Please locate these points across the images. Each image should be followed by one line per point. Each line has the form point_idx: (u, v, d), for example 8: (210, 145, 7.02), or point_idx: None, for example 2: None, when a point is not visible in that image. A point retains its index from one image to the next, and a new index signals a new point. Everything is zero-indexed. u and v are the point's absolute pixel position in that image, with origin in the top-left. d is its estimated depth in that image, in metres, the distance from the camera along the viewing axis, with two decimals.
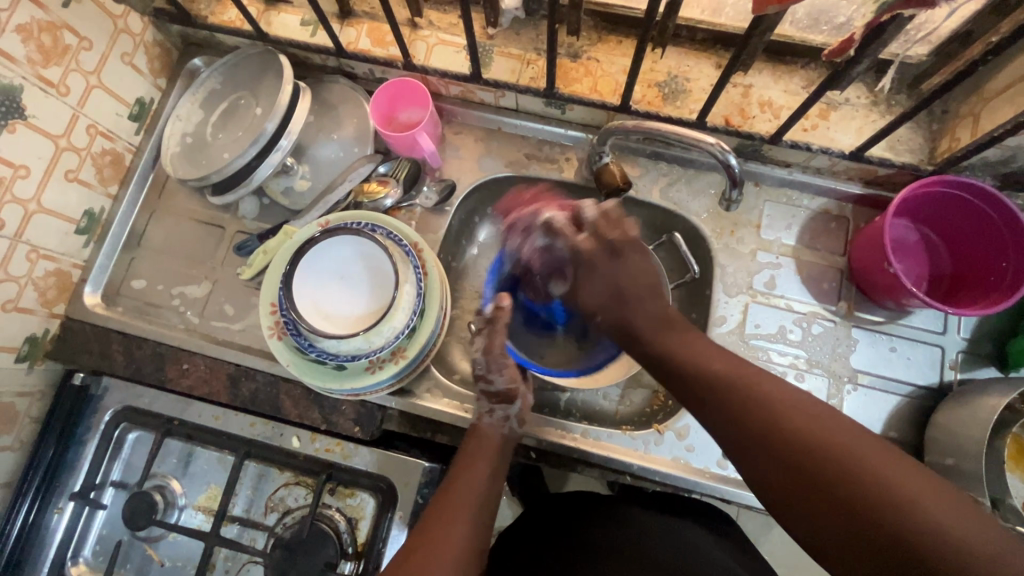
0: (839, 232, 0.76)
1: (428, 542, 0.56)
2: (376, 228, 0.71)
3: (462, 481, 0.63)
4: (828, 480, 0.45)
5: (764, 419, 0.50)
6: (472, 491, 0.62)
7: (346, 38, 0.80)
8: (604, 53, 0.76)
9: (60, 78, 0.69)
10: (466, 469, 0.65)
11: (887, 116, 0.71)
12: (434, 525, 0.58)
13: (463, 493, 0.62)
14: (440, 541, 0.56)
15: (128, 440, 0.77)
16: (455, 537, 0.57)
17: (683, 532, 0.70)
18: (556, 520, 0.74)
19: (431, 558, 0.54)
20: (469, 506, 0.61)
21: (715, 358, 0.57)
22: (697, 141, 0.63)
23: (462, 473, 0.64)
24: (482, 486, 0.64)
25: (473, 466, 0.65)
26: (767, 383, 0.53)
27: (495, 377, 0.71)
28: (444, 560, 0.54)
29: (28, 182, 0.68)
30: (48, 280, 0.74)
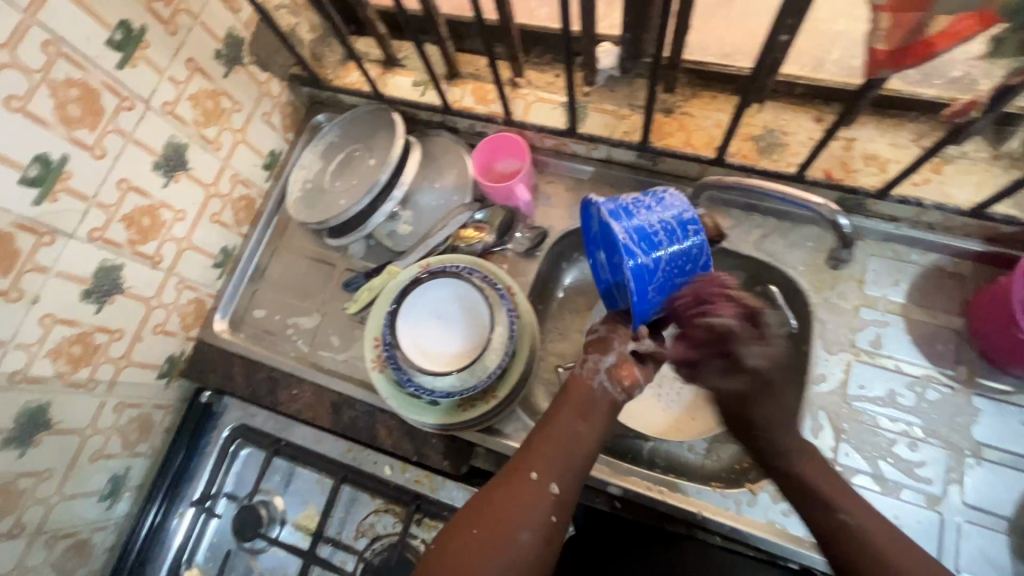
0: (954, 290, 0.72)
1: (509, 496, 0.59)
2: (474, 271, 0.76)
3: (558, 429, 0.63)
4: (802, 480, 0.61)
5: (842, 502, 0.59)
6: (563, 446, 0.62)
7: (452, 96, 0.88)
8: (698, 107, 0.78)
9: (215, 136, 0.80)
10: (559, 417, 0.64)
11: (1010, 172, 0.67)
12: (513, 475, 0.61)
13: (550, 447, 0.62)
14: (518, 494, 0.58)
15: (241, 455, 0.85)
16: (536, 492, 0.59)
17: None
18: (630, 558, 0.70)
19: (510, 508, 0.57)
20: (555, 461, 0.61)
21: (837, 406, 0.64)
22: (806, 200, 0.64)
23: (562, 413, 0.64)
24: (569, 437, 0.63)
25: (559, 424, 0.63)
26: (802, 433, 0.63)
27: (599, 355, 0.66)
28: (522, 512, 0.57)
29: (183, 223, 0.79)
30: (189, 307, 0.84)
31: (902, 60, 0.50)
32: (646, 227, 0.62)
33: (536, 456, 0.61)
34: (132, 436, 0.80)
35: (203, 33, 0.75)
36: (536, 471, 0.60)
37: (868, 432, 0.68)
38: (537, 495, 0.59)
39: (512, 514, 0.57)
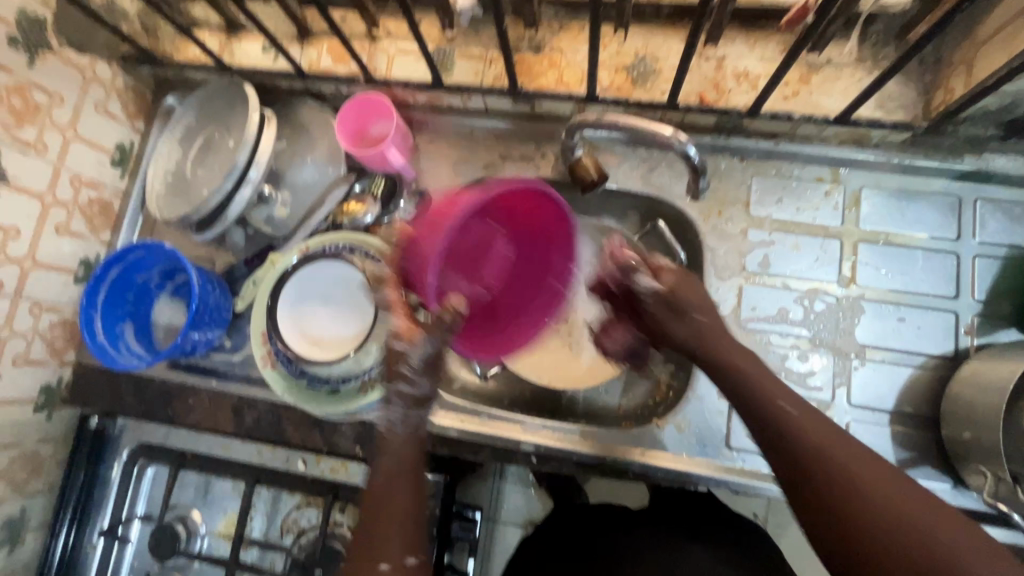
0: (834, 201, 0.72)
1: None
2: (355, 248, 0.71)
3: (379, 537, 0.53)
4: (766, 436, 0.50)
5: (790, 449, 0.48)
6: (383, 515, 0.54)
7: (308, 59, 0.80)
8: (567, 41, 0.73)
9: (36, 137, 0.71)
10: None
11: (874, 72, 0.66)
12: None
13: None
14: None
15: (148, 475, 0.80)
16: None
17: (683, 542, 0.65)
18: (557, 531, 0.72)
19: None
20: (392, 534, 0.53)
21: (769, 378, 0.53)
22: (656, 135, 0.63)
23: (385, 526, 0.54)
24: (404, 506, 0.55)
25: (394, 475, 0.56)
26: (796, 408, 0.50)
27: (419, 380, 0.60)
28: None
29: (20, 241, 0.71)
30: (55, 330, 0.77)
31: None
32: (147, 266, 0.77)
33: (386, 542, 0.53)
34: (20, 476, 0.74)
35: None
36: (385, 558, 0.52)
37: (764, 350, 0.70)
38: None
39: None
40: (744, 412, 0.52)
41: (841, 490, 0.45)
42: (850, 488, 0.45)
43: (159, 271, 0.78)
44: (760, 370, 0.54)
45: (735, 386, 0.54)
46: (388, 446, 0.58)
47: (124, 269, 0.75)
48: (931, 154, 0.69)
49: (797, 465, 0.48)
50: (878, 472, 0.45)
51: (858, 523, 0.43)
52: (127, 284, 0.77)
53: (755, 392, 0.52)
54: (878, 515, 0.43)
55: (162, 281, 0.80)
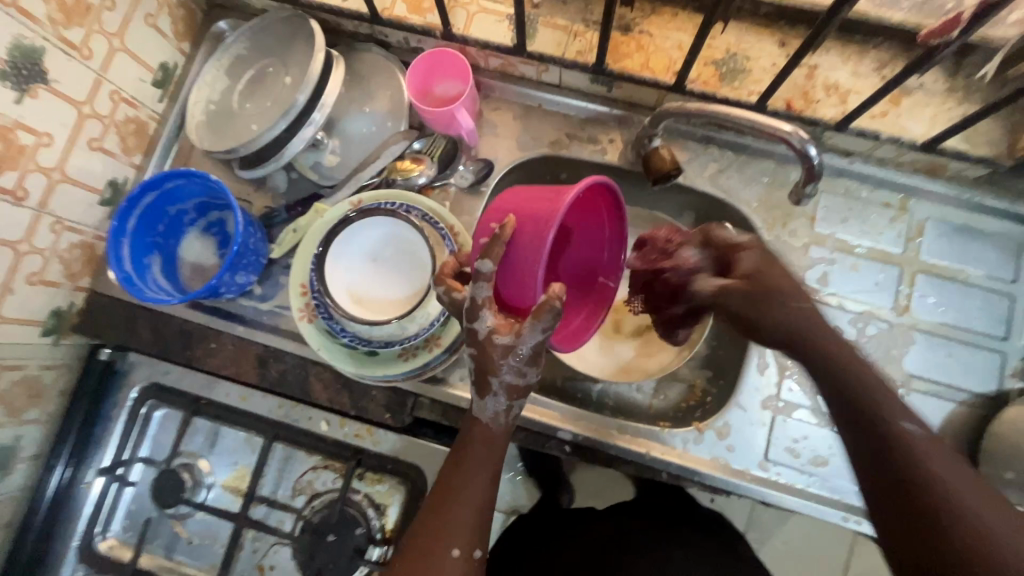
0: (900, 228, 0.71)
1: None
2: (412, 209, 0.68)
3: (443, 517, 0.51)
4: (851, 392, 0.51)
5: (867, 409, 0.50)
6: (471, 501, 0.52)
7: (380, 3, 0.75)
8: (658, 26, 0.71)
9: (82, 40, 0.65)
10: None
11: (965, 104, 0.65)
12: None
13: None
14: (426, 570, 0.49)
15: (155, 417, 0.76)
16: None
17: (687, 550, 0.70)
18: (563, 526, 0.77)
19: None
20: (470, 525, 0.51)
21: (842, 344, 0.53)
22: (771, 129, 0.59)
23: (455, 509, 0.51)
24: (487, 495, 0.53)
25: (480, 462, 0.54)
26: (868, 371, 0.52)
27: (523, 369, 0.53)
28: None
29: (51, 150, 0.65)
30: (74, 252, 0.72)
31: None
32: (184, 197, 0.73)
33: (461, 528, 0.51)
34: (19, 403, 0.69)
35: None
36: (457, 545, 0.51)
37: (811, 366, 0.70)
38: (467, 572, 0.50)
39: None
40: (823, 386, 0.53)
41: (891, 470, 0.47)
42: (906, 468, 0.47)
43: (195, 204, 0.74)
44: (836, 343, 0.53)
45: (792, 343, 0.55)
46: (490, 434, 0.54)
47: (161, 196, 0.70)
48: (1001, 194, 0.69)
49: (867, 442, 0.49)
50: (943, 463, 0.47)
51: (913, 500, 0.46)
52: (159, 212, 0.72)
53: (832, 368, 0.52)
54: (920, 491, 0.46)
55: (195, 215, 0.75)
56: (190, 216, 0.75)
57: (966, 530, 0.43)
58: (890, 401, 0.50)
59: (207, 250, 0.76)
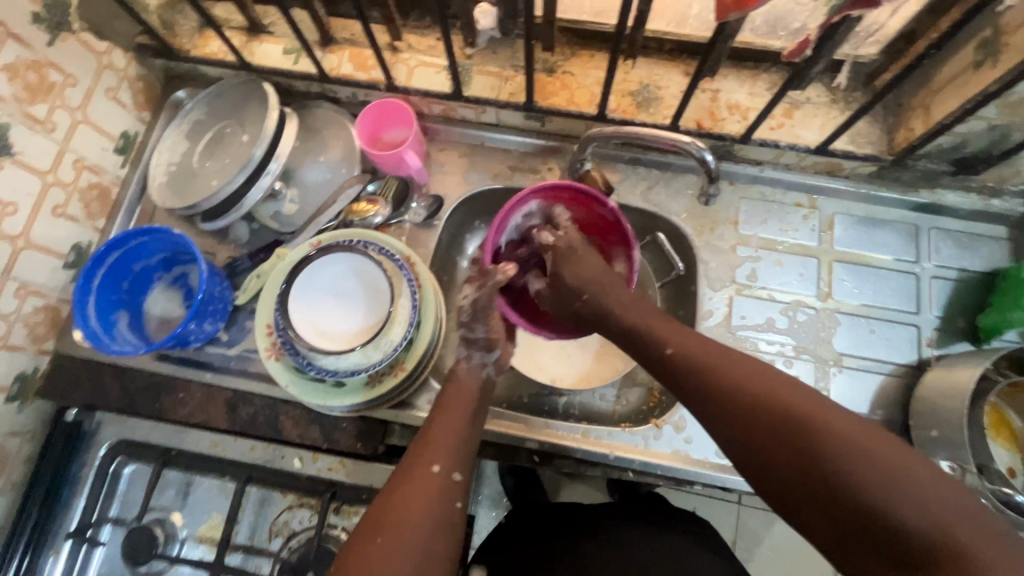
0: (812, 223, 0.80)
1: None
2: (369, 244, 0.72)
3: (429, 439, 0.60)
4: (736, 406, 0.50)
5: (755, 413, 0.49)
6: (450, 435, 0.61)
7: (328, 64, 0.82)
8: (579, 65, 0.80)
9: (46, 115, 0.69)
10: None
11: (847, 112, 0.75)
12: None
13: None
14: (413, 484, 0.55)
15: (125, 473, 0.77)
16: None
17: (663, 541, 0.73)
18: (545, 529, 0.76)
19: None
20: (450, 451, 0.59)
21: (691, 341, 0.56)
22: (675, 142, 0.66)
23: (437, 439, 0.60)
24: (463, 432, 0.62)
25: (460, 407, 0.64)
26: (732, 369, 0.52)
27: (477, 326, 0.67)
28: None
29: (16, 218, 0.68)
30: (38, 316, 0.73)
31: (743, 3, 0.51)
32: (148, 252, 0.76)
33: (446, 453, 0.59)
34: None
35: None
36: (438, 463, 0.58)
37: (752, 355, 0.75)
38: (445, 488, 0.56)
39: (419, 512, 0.53)
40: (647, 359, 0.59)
41: (738, 414, 0.50)
42: (769, 405, 0.48)
43: (160, 258, 0.77)
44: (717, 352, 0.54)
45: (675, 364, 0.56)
46: (463, 389, 0.66)
47: (125, 251, 0.73)
48: (893, 186, 0.78)
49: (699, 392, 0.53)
50: (792, 390, 0.49)
51: (772, 427, 0.48)
52: (123, 267, 0.74)
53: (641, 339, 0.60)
54: (765, 420, 0.48)
55: (161, 269, 0.78)
56: (154, 270, 0.78)
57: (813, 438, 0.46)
58: (791, 394, 0.48)
59: (172, 304, 0.78)
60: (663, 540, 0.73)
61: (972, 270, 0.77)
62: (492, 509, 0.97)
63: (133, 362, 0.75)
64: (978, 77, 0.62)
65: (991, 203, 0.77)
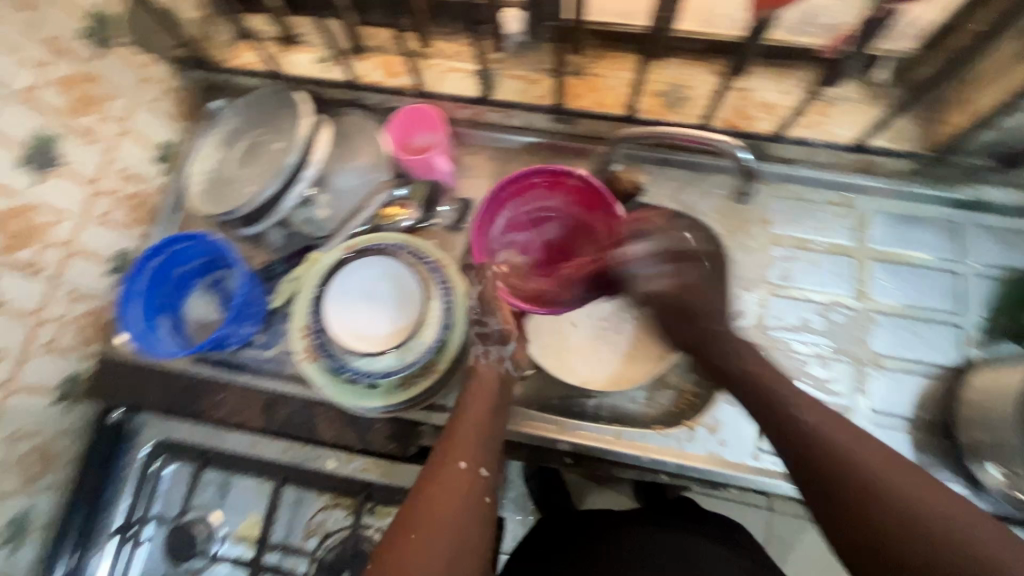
0: (848, 222, 0.78)
1: None
2: (402, 247, 0.74)
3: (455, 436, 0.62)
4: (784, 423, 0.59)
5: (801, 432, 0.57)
6: (476, 431, 0.63)
7: (360, 72, 0.86)
8: (607, 67, 0.80)
9: (94, 125, 0.72)
10: None
11: (882, 108, 0.74)
12: None
13: None
14: (441, 480, 0.57)
15: (166, 473, 0.79)
16: None
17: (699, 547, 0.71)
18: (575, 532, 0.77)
19: None
20: (476, 447, 0.61)
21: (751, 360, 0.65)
22: (712, 140, 0.67)
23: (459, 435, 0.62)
24: (488, 427, 0.64)
25: (483, 403, 0.66)
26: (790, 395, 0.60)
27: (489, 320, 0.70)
28: None
29: (66, 225, 0.71)
30: (85, 319, 0.76)
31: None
32: (189, 258, 0.78)
33: (469, 449, 0.61)
34: (33, 470, 0.71)
35: (61, 9, 0.67)
36: (465, 459, 0.60)
37: (787, 356, 0.74)
38: (471, 483, 0.58)
39: (448, 506, 0.55)
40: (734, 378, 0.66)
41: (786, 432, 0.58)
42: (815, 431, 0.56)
43: (200, 264, 0.79)
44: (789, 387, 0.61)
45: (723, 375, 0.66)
46: (482, 385, 0.67)
47: (168, 258, 0.76)
48: (931, 182, 0.76)
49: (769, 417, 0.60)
50: (864, 441, 0.54)
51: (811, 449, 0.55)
52: (166, 273, 0.77)
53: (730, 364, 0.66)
54: (837, 461, 0.53)
55: (200, 274, 0.80)
56: (194, 275, 0.80)
57: (877, 486, 0.50)
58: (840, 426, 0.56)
59: (211, 308, 0.80)
60: (698, 544, 0.72)
61: (1017, 268, 0.75)
62: (519, 514, 0.97)
63: (173, 364, 0.77)
64: None
65: None
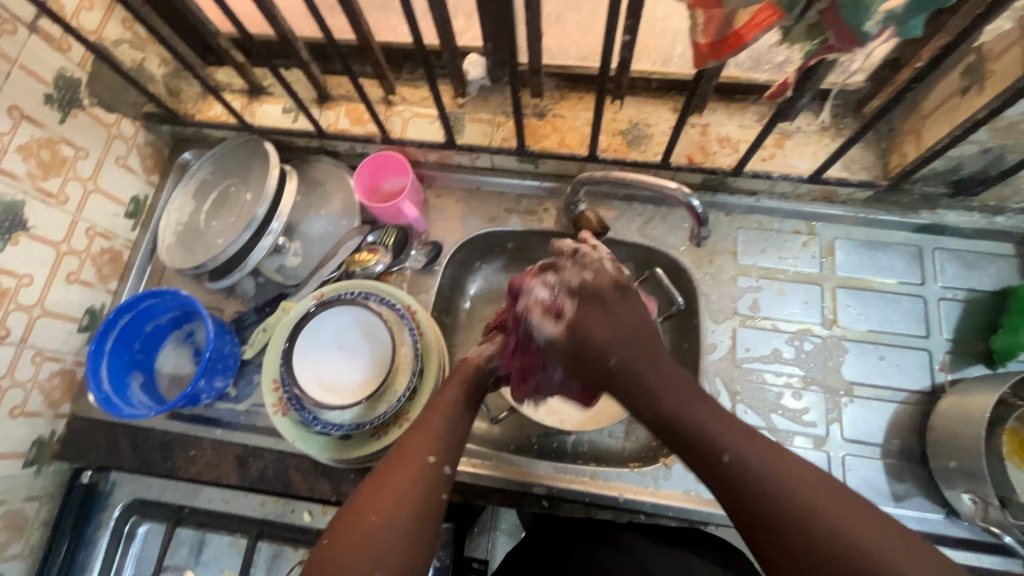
0: (812, 249, 0.79)
1: None
2: (370, 295, 0.74)
3: (425, 426, 0.60)
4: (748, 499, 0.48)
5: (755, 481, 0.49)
6: (442, 426, 0.60)
7: (326, 120, 0.85)
8: (568, 108, 0.81)
9: (58, 188, 0.72)
10: None
11: (838, 139, 0.76)
12: None
13: None
14: (400, 471, 0.55)
15: (139, 533, 0.77)
16: None
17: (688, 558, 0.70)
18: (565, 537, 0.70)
19: None
20: (443, 442, 0.59)
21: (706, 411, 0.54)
22: (661, 188, 0.65)
23: (428, 425, 0.60)
24: (456, 422, 0.62)
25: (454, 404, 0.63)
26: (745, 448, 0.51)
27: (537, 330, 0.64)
28: None
29: (31, 289, 0.71)
30: (54, 380, 0.75)
31: (719, 51, 0.50)
32: (156, 311, 0.78)
33: (439, 443, 0.59)
34: (1, 538, 0.70)
35: (23, 79, 0.67)
36: (432, 454, 0.58)
37: (760, 387, 0.74)
38: (429, 479, 0.56)
39: (402, 499, 0.53)
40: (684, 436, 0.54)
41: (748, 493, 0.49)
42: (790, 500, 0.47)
43: (170, 315, 0.79)
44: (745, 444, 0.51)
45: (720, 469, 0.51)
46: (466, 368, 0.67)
47: (136, 313, 0.75)
48: (891, 209, 0.77)
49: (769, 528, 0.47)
50: (846, 505, 0.46)
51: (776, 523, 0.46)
52: (133, 327, 0.76)
53: (690, 442, 0.53)
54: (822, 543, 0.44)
55: (172, 325, 0.80)
56: (164, 327, 0.80)
57: None
58: (796, 493, 0.47)
59: (183, 361, 0.80)
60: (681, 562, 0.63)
61: (981, 290, 0.76)
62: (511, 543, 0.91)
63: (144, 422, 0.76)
64: (965, 103, 0.62)
65: (994, 220, 0.76)
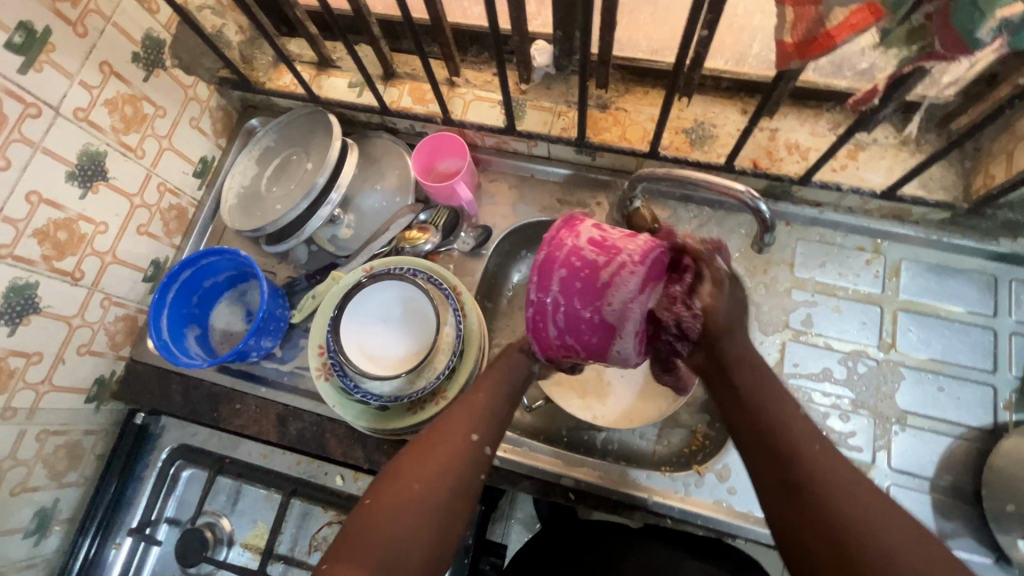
0: (876, 269, 0.76)
1: None
2: (418, 272, 0.75)
3: (466, 405, 0.61)
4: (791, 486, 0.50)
5: (794, 476, 0.50)
6: (486, 407, 0.61)
7: (389, 97, 0.86)
8: (632, 102, 0.80)
9: (137, 143, 0.76)
10: None
11: (917, 155, 0.72)
12: None
13: None
14: (442, 445, 0.57)
15: (183, 477, 0.82)
16: None
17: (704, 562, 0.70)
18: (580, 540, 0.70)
19: None
20: (488, 422, 0.60)
21: (766, 404, 0.54)
22: (728, 189, 0.63)
23: (473, 404, 0.61)
24: (500, 404, 0.62)
25: (496, 388, 0.63)
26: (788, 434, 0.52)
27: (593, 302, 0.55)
28: None
29: (106, 236, 0.75)
30: (118, 324, 0.80)
31: (806, 52, 0.47)
32: (214, 269, 0.81)
33: (485, 424, 0.60)
34: (60, 466, 0.75)
35: (116, 37, 0.71)
36: (476, 433, 0.59)
37: (805, 405, 0.72)
38: (470, 456, 0.57)
39: (440, 472, 0.55)
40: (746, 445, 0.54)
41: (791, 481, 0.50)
42: (819, 498, 0.48)
43: (227, 274, 0.82)
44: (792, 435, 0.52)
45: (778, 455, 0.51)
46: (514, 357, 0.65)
47: (197, 268, 0.79)
48: (968, 234, 0.73)
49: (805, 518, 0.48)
50: (869, 506, 0.47)
51: (812, 522, 0.47)
52: (192, 282, 0.80)
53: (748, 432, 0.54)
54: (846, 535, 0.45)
55: (227, 283, 0.84)
56: (220, 285, 0.83)
57: None
58: (832, 488, 0.48)
59: (234, 319, 0.83)
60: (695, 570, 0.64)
61: None
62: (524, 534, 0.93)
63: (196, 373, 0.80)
64: None
65: None
